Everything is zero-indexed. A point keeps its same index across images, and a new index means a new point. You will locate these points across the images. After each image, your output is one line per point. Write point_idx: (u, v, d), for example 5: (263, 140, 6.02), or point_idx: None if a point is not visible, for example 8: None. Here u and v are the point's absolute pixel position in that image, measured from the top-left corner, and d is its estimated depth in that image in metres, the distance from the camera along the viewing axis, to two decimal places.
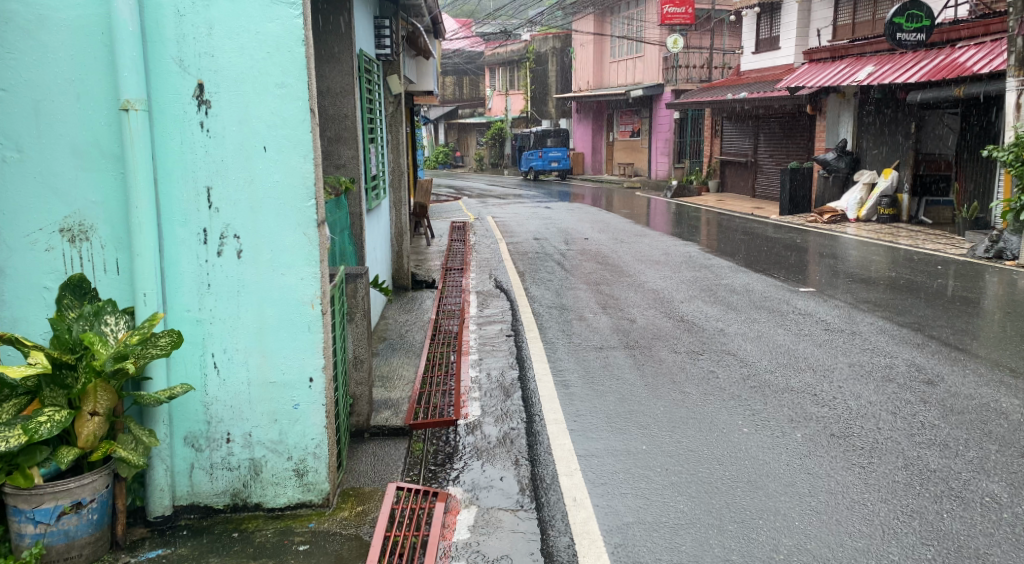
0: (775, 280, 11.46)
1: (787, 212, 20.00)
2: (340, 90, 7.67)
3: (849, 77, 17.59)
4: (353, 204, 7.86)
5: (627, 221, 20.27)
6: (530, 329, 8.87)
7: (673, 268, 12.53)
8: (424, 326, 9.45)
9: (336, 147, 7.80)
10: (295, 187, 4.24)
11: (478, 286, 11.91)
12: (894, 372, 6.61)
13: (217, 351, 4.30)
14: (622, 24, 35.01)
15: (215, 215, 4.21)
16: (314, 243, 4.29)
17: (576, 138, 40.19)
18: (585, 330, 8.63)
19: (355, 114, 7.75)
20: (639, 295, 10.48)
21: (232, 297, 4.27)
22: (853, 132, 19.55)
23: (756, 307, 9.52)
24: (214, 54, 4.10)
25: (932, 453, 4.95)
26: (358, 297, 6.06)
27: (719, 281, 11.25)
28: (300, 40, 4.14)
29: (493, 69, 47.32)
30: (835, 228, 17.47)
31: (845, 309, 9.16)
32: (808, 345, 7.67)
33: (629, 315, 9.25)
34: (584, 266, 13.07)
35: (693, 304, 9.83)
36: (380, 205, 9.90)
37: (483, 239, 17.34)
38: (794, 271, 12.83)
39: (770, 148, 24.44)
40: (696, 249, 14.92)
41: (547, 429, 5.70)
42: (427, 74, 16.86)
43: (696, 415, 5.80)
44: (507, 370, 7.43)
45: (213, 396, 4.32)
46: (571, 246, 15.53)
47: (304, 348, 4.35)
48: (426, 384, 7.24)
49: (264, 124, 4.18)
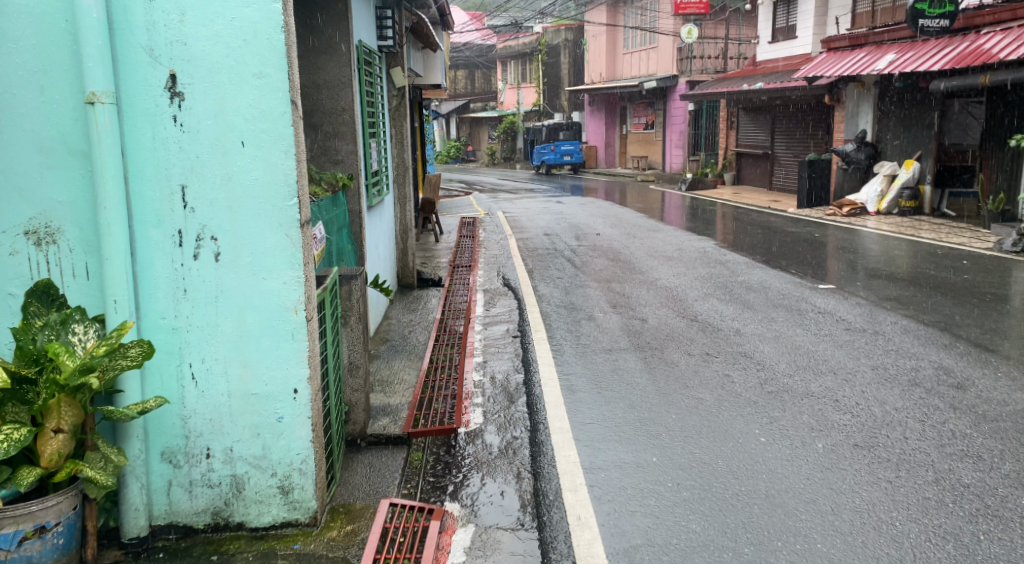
0: (792, 276, 11.09)
1: (804, 205, 19.66)
2: (337, 83, 7.40)
3: (869, 65, 17.12)
4: (351, 200, 7.59)
5: (640, 215, 19.92)
6: (537, 330, 8.59)
7: (686, 264, 12.19)
8: (429, 327, 9.19)
9: (334, 142, 7.53)
10: (276, 185, 3.97)
11: (486, 283, 11.64)
12: (920, 375, 6.25)
13: (195, 361, 4.02)
14: (635, 16, 34.53)
15: (191, 216, 3.94)
16: (298, 245, 4.03)
17: (589, 132, 39.77)
18: (595, 331, 8.32)
19: (353, 107, 7.47)
20: (652, 293, 10.16)
21: (210, 304, 4.00)
22: (872, 123, 19.04)
23: (773, 305, 9.16)
24: (188, 43, 3.82)
25: (965, 467, 4.61)
26: (353, 300, 5.80)
27: (734, 278, 10.90)
28: (279, 26, 3.85)
29: (504, 63, 46.95)
30: (854, 222, 17.08)
31: (867, 308, 8.78)
32: (828, 346, 7.34)
33: (640, 315, 8.93)
34: (595, 263, 12.74)
35: (708, 302, 9.48)
36: (382, 201, 9.64)
37: (492, 235, 17.06)
38: (812, 267, 12.45)
39: (786, 139, 23.98)
40: (711, 244, 14.55)
41: (552, 439, 5.40)
42: (434, 67, 16.67)
43: (710, 423, 5.49)
44: (512, 373, 7.15)
45: (192, 408, 4.04)
46: (583, 242, 15.21)
47: (287, 358, 4.08)
48: (427, 389, 7.02)
49: (241, 117, 3.91)
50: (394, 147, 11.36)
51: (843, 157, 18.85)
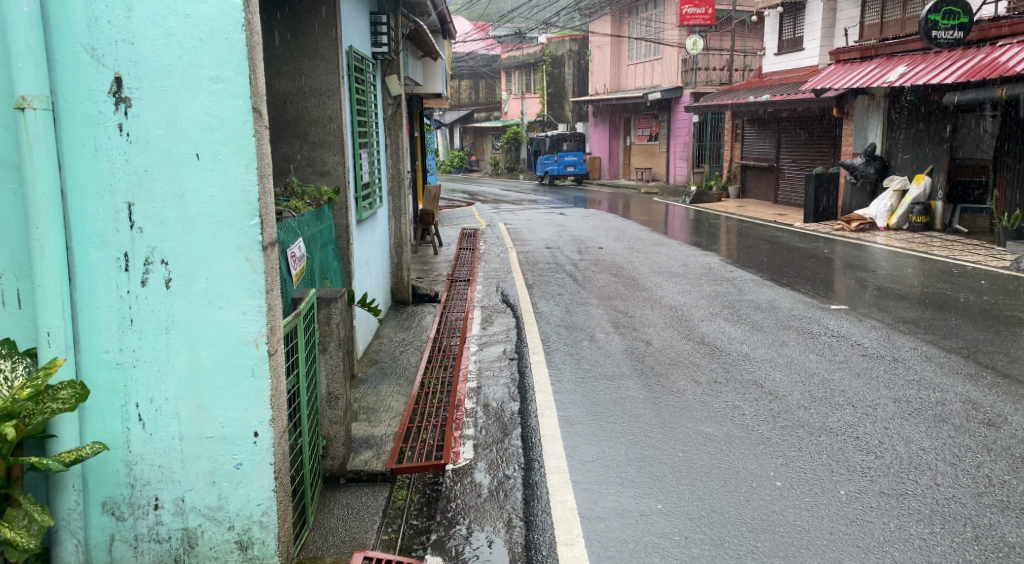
0: (802, 295, 10.62)
1: (812, 220, 19.25)
2: (324, 90, 6.95)
3: (880, 77, 16.67)
4: (338, 214, 7.14)
5: (644, 228, 19.47)
6: (535, 352, 8.10)
7: (692, 281, 11.73)
8: (421, 347, 8.74)
9: (320, 153, 7.05)
10: (235, 203, 3.52)
11: (484, 299, 11.18)
12: (947, 410, 5.78)
13: (142, 401, 3.57)
14: (640, 26, 34.16)
15: (138, 236, 3.48)
16: (259, 270, 3.57)
17: (592, 142, 39.37)
18: (595, 353, 7.86)
19: (341, 116, 7.01)
20: (657, 312, 9.69)
21: (159, 336, 3.55)
22: (882, 136, 18.57)
23: (783, 327, 8.70)
24: (135, 42, 3.38)
25: (1007, 522, 4.16)
26: (333, 325, 5.32)
27: (742, 297, 10.43)
28: (239, 24, 3.41)
29: (508, 73, 46.62)
30: (864, 238, 16.64)
31: (883, 331, 8.32)
32: (844, 375, 6.86)
33: (643, 336, 8.45)
34: (597, 278, 12.27)
35: (715, 323, 9.01)
36: (375, 215, 9.18)
37: (492, 248, 16.61)
38: (821, 285, 11.98)
39: (793, 152, 23.54)
40: (717, 260, 14.10)
41: (547, 480, 4.95)
42: (434, 76, 16.38)
43: (721, 465, 5.02)
44: (507, 400, 6.68)
45: (138, 454, 3.58)
46: (585, 256, 14.76)
47: (246, 397, 3.62)
48: (415, 416, 6.56)
49: (196, 126, 3.46)
50: (389, 158, 10.76)
51: (852, 171, 18.42)
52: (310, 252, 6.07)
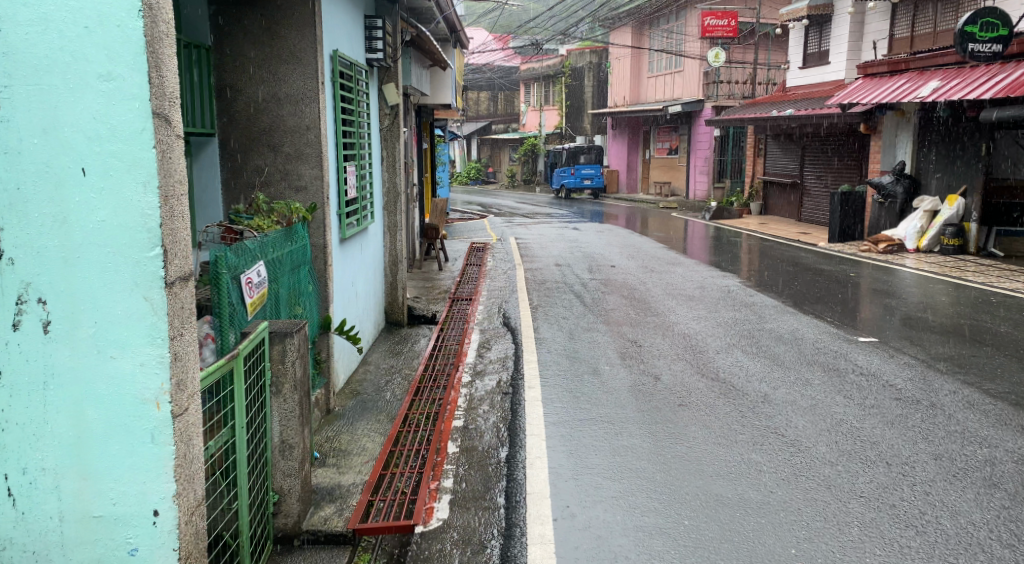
0: (827, 324, 9.84)
1: (836, 239, 18.52)
2: (301, 97, 6.27)
3: (912, 92, 15.83)
4: (314, 232, 6.45)
5: (660, 245, 18.74)
6: (532, 384, 7.38)
7: (708, 305, 10.98)
8: (409, 376, 8.05)
9: (295, 165, 6.35)
10: (130, 230, 2.85)
11: (485, 321, 10.50)
12: (998, 473, 5.03)
13: (14, 471, 2.93)
14: (661, 38, 33.45)
15: (11, 270, 2.84)
16: (160, 313, 2.90)
17: (611, 155, 38.64)
18: (597, 388, 7.14)
19: (320, 125, 6.32)
20: (669, 341, 8.94)
21: (36, 393, 2.90)
22: (911, 154, 17.73)
23: (806, 362, 7.94)
24: (6, 30, 2.77)
25: None
26: (288, 363, 4.61)
27: (761, 325, 9.67)
28: (136, 10, 2.78)
29: (528, 85, 46.06)
30: (892, 262, 15.85)
31: (917, 369, 7.53)
32: (876, 422, 6.10)
33: (652, 369, 7.72)
34: (607, 301, 11.55)
35: (731, 356, 8.26)
36: (364, 233, 8.47)
37: (500, 264, 15.94)
38: (847, 312, 11.18)
39: (817, 168, 22.70)
40: (736, 282, 13.34)
41: (528, 554, 4.29)
42: (444, 86, 15.84)
43: (734, 539, 4.32)
44: (495, 444, 5.96)
45: (9, 534, 2.95)
46: (595, 275, 14.05)
47: (143, 468, 2.94)
48: (390, 461, 5.85)
49: (80, 135, 2.82)
50: (384, 171, 10.06)
51: (880, 189, 17.59)
52: (273, 277, 5.40)
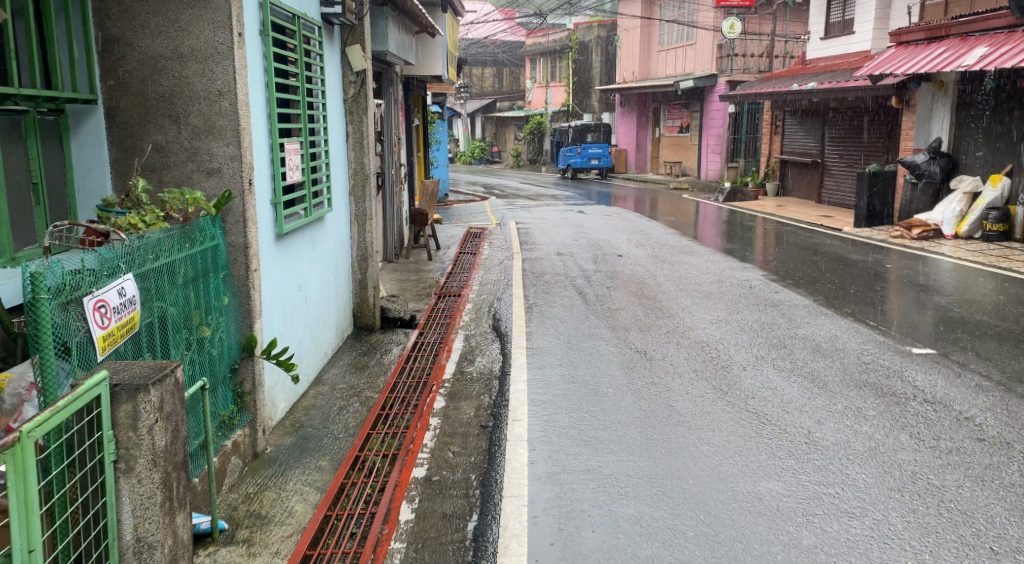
0: (869, 328, 8.42)
1: (863, 224, 17.10)
2: (209, 51, 4.82)
3: (954, 61, 14.25)
4: (232, 230, 5.03)
5: (671, 230, 17.27)
6: (517, 413, 5.97)
7: (728, 305, 9.54)
8: (369, 398, 6.63)
9: (204, 142, 4.92)
10: None
11: (470, 325, 9.09)
12: None
13: None
14: (673, 9, 31.74)
15: None
16: None
17: (619, 133, 37.01)
18: (597, 417, 5.75)
19: (236, 89, 4.87)
20: (685, 354, 7.49)
21: None
22: (949, 129, 16.21)
23: (853, 383, 6.53)
24: None
25: None
26: (143, 432, 3.13)
27: (791, 332, 8.21)
28: None
29: (534, 60, 44.36)
30: (929, 249, 14.44)
31: (992, 394, 6.12)
32: (960, 475, 4.70)
33: (664, 391, 6.29)
34: (613, 298, 10.14)
35: (760, 373, 6.85)
36: (315, 223, 7.00)
37: (497, 253, 14.52)
38: (888, 310, 9.72)
39: (839, 146, 21.15)
40: (757, 275, 11.91)
41: None
42: (434, 56, 14.36)
43: None
44: (465, 510, 4.54)
45: None
46: (600, 267, 12.64)
47: None
48: (322, 533, 4.44)
49: None
50: (350, 150, 8.57)
51: (913, 169, 16.10)
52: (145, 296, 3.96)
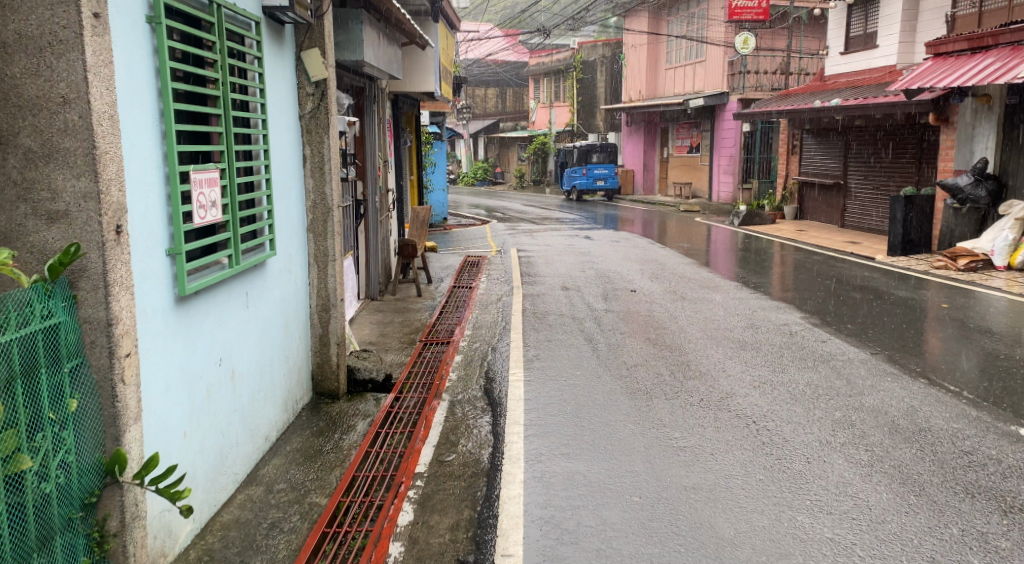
0: (947, 394, 6.78)
1: (899, 252, 15.48)
2: (43, 38, 3.26)
3: (1007, 71, 12.64)
4: (85, 302, 3.45)
5: (687, 259, 15.65)
6: (509, 542, 4.32)
7: (769, 360, 7.91)
8: (314, 507, 4.97)
9: (43, 172, 3.36)
10: None
11: (457, 386, 7.45)
12: None
13: None
14: (681, 25, 30.33)
15: None
16: None
17: (625, 154, 35.53)
18: (621, 553, 4.11)
19: (87, 92, 3.30)
20: (726, 434, 5.85)
21: None
22: (995, 148, 14.57)
23: (955, 483, 4.89)
24: None
25: None
26: None
27: (854, 401, 6.56)
28: None
29: (537, 80, 42.99)
30: (980, 282, 12.81)
31: None
32: None
33: (707, 503, 4.65)
34: (628, 349, 8.51)
35: (830, 467, 5.20)
36: (249, 272, 5.38)
37: (494, 287, 12.92)
38: (957, 362, 8.07)
39: (865, 166, 19.58)
40: (793, 317, 10.30)
41: None
42: (425, 70, 12.84)
43: None
44: None
45: None
46: (611, 306, 11.03)
47: None
48: None
49: None
50: (308, 177, 6.97)
51: (956, 193, 14.48)
52: None
